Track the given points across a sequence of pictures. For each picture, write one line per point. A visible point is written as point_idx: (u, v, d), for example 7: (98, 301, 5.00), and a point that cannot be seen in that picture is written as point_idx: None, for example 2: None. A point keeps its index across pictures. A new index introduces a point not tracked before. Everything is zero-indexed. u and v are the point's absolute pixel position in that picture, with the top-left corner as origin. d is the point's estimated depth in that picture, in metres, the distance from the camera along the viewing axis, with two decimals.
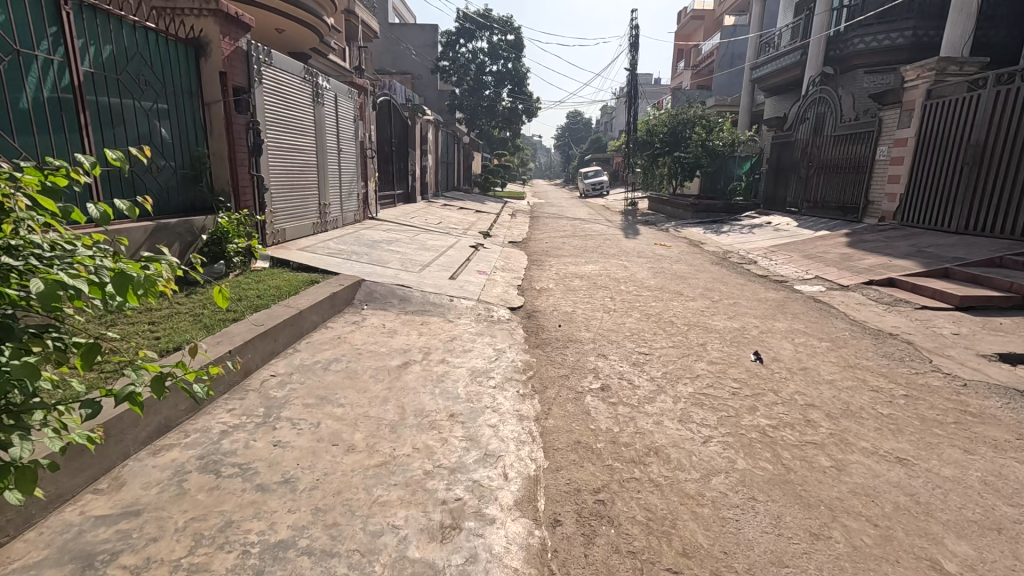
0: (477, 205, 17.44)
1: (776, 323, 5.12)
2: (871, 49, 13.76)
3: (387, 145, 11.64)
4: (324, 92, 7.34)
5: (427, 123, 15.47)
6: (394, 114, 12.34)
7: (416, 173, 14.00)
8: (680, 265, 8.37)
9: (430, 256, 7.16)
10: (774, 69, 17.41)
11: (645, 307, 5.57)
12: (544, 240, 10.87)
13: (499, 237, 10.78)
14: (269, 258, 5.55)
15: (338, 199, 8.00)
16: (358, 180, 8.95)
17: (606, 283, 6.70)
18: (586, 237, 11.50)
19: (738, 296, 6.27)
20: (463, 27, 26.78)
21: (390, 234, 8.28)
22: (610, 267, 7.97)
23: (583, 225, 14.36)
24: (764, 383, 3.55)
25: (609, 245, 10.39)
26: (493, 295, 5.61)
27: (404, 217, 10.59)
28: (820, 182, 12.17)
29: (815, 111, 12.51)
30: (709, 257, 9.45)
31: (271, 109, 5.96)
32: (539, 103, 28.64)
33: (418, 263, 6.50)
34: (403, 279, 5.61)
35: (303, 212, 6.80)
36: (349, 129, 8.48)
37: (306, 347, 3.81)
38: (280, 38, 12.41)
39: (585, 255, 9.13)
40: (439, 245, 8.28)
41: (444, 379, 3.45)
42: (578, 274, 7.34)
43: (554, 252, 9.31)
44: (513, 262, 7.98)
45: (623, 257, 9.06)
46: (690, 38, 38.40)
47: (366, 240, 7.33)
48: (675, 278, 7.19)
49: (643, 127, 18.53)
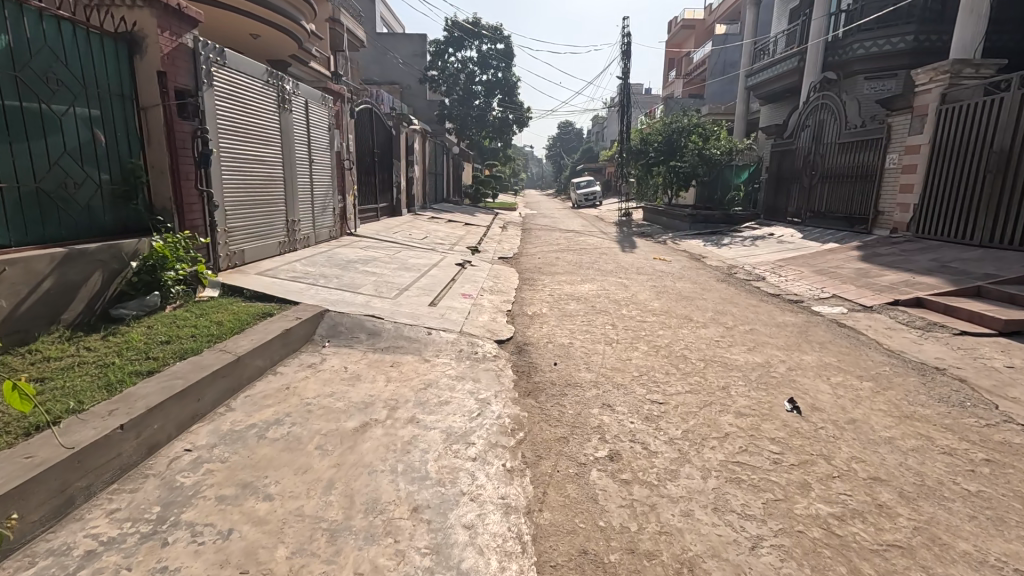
0: (467, 217, 16.78)
1: (804, 355, 4.44)
2: (872, 54, 13.32)
3: (369, 156, 10.97)
4: (291, 97, 6.65)
5: (414, 132, 14.82)
6: (376, 123, 11.68)
7: (401, 184, 13.31)
8: (684, 283, 7.73)
9: (410, 277, 6.49)
10: (770, 76, 17.00)
11: (652, 337, 4.89)
12: (537, 256, 10.21)
13: (489, 252, 10.10)
14: (219, 286, 4.81)
15: (310, 215, 7.32)
16: (335, 193, 8.28)
17: (606, 307, 6.03)
18: (581, 252, 10.83)
19: (753, 320, 5.61)
20: (452, 35, 26.35)
21: (368, 252, 7.58)
22: (609, 287, 7.30)
23: (578, 238, 13.69)
24: (810, 446, 2.86)
25: (606, 260, 9.75)
26: (479, 325, 4.91)
27: (386, 232, 9.88)
28: (824, 191, 11.64)
29: (817, 117, 12.01)
30: (714, 272, 8.82)
31: (225, 115, 5.26)
32: (530, 113, 28.14)
33: (395, 287, 5.82)
34: (376, 307, 4.92)
35: (267, 230, 6.11)
36: (323, 138, 7.79)
37: (243, 403, 3.08)
38: (255, 43, 11.75)
39: (581, 273, 8.46)
40: (423, 264, 7.61)
41: (411, 448, 2.73)
42: (574, 296, 6.65)
43: (547, 269, 8.63)
44: (502, 282, 7.29)
45: (622, 274, 8.39)
46: (680, 47, 38.23)
47: (339, 260, 6.64)
48: (680, 299, 6.53)
49: (638, 136, 18.05)
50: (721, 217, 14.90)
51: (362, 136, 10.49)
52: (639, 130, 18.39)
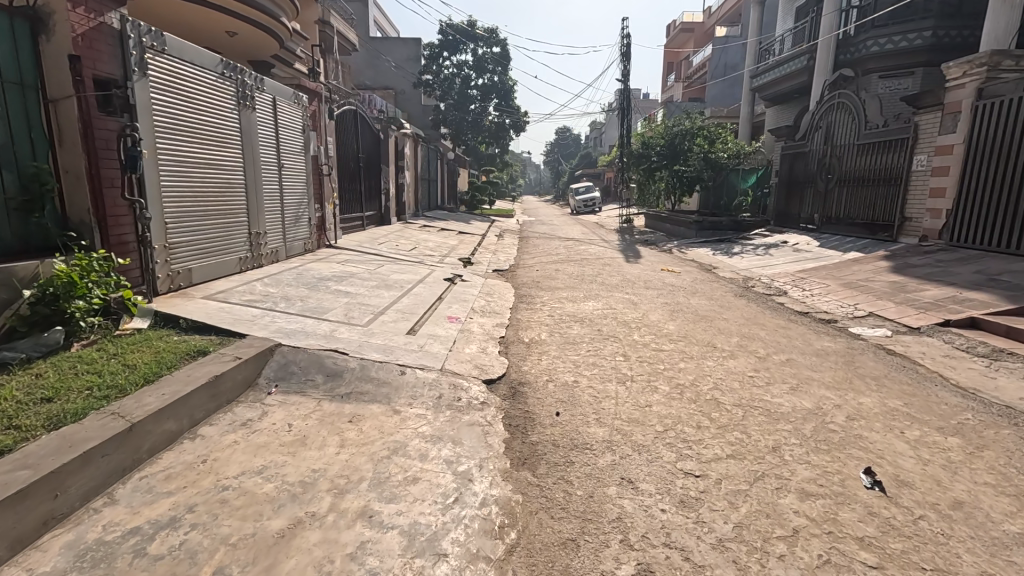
0: (461, 225, 16.00)
1: (862, 397, 3.63)
2: (886, 52, 12.60)
3: (353, 161, 10.19)
4: (254, 93, 5.86)
5: (403, 137, 14.03)
6: (361, 126, 10.90)
7: (390, 191, 12.52)
8: (699, 300, 6.94)
9: (390, 297, 5.69)
10: (776, 76, 16.30)
11: (673, 373, 4.07)
12: (534, 268, 9.40)
13: (482, 265, 9.29)
14: (150, 316, 3.97)
15: (279, 226, 6.52)
16: (310, 202, 7.50)
17: (614, 331, 5.23)
18: (582, 263, 10.03)
19: (787, 347, 4.79)
20: (447, 39, 25.69)
21: (345, 268, 6.76)
22: (616, 305, 6.50)
23: (578, 247, 12.90)
24: (918, 555, 2.04)
25: (610, 272, 8.98)
26: (465, 360, 4.09)
27: (370, 243, 9.07)
28: (842, 196, 10.89)
29: (832, 118, 11.28)
30: (729, 286, 8.02)
31: (165, 111, 4.45)
32: (527, 117, 27.44)
33: (371, 310, 5.02)
34: (343, 338, 4.11)
35: (222, 245, 5.31)
36: (295, 141, 6.99)
37: (131, 493, 2.25)
38: (232, 42, 10.94)
39: (583, 287, 7.66)
40: (407, 279, 6.82)
41: (354, 567, 1.91)
42: (576, 316, 5.85)
43: (546, 284, 7.82)
44: (495, 301, 6.48)
45: (629, 289, 7.59)
46: (679, 50, 37.68)
47: (310, 278, 5.84)
48: (697, 321, 5.73)
49: (639, 140, 17.39)
50: (729, 224, 14.12)
51: (344, 139, 9.71)
52: (640, 134, 17.63)
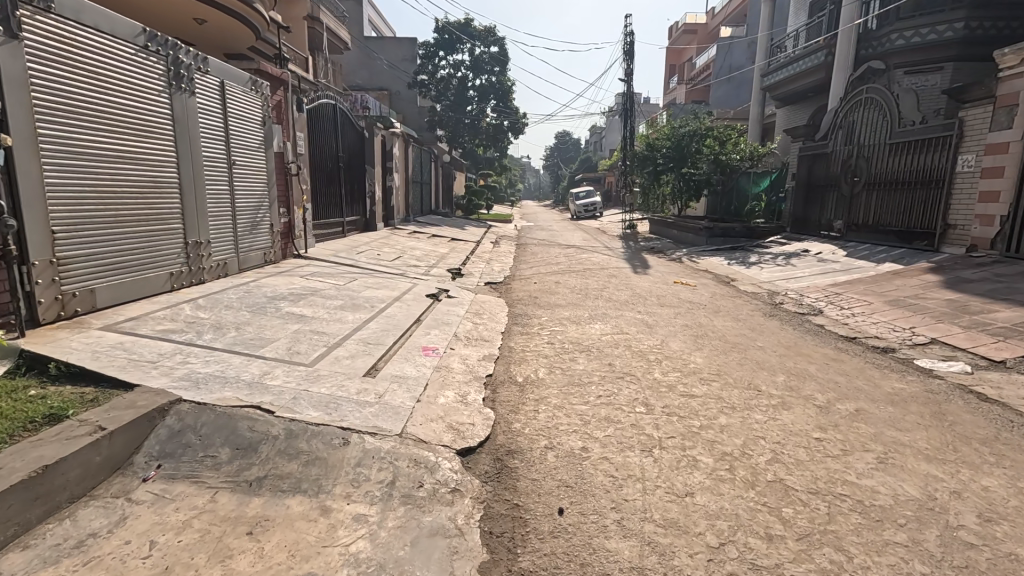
0: (455, 231, 15.04)
1: (984, 477, 2.61)
2: (912, 45, 11.60)
3: (331, 160, 9.23)
4: (193, 74, 4.87)
5: (392, 136, 13.06)
6: (342, 123, 9.94)
7: (375, 195, 11.53)
8: (723, 321, 5.94)
9: (355, 321, 4.67)
10: (789, 74, 15.40)
11: (713, 435, 3.04)
12: (531, 280, 8.39)
13: (473, 277, 8.27)
14: (12, 357, 2.93)
15: (228, 234, 5.51)
16: (271, 205, 6.48)
17: (630, 367, 4.21)
18: (585, 274, 9.04)
19: (851, 391, 3.76)
20: (442, 37, 24.78)
21: (308, 283, 5.74)
22: (626, 328, 5.50)
23: (579, 255, 11.90)
24: None
25: (617, 285, 7.99)
26: (436, 416, 3.07)
27: (347, 252, 8.06)
28: (871, 201, 9.92)
29: (858, 116, 10.33)
30: (754, 303, 7.01)
31: (49, 87, 3.44)
32: (526, 119, 26.52)
33: (324, 341, 3.99)
34: (274, 387, 3.08)
35: (141, 258, 4.29)
36: (251, 134, 6.00)
37: None
38: (201, 31, 9.83)
39: (587, 304, 6.65)
40: (382, 296, 5.81)
41: None
42: (581, 345, 4.83)
43: (544, 301, 6.81)
44: (484, 322, 5.47)
45: (640, 307, 6.58)
46: (682, 52, 36.92)
47: (260, 298, 4.83)
48: (726, 351, 4.71)
49: (644, 142, 16.50)
50: (742, 230, 13.14)
51: (321, 135, 8.75)
52: (644, 135, 16.76)
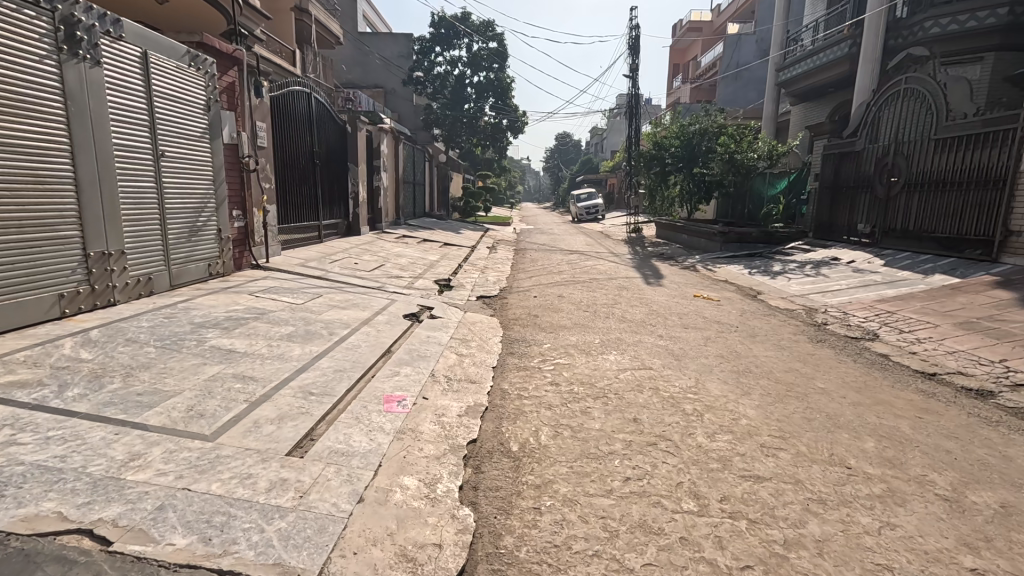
0: (449, 235, 13.99)
1: None
2: (949, 34, 10.54)
3: (304, 157, 8.17)
4: (99, 40, 3.80)
5: (380, 132, 11.97)
6: (319, 115, 8.87)
7: (359, 196, 10.45)
8: (763, 349, 4.88)
9: (302, 358, 3.60)
10: (807, 68, 14.38)
11: (813, 566, 1.96)
12: (531, 294, 7.33)
13: (464, 290, 7.21)
14: None
15: (153, 243, 4.43)
16: (218, 207, 5.41)
17: (661, 425, 3.15)
18: (591, 286, 8.00)
19: (977, 469, 2.68)
20: (438, 33, 23.80)
21: (256, 304, 4.66)
22: (648, 359, 4.43)
23: (582, 262, 10.87)
24: None
25: (629, 300, 6.94)
26: (382, 534, 1.98)
27: (318, 262, 6.99)
28: (910, 204, 8.90)
29: (896, 110, 9.31)
30: (794, 324, 5.95)
31: None
32: (526, 118, 25.45)
33: (246, 395, 2.91)
34: (135, 486, 2.00)
35: (10, 276, 3.20)
36: (190, 120, 4.93)
37: None
38: (162, 13, 8.64)
39: (598, 326, 5.59)
40: (346, 318, 4.74)
41: None
42: (594, 387, 3.76)
43: (546, 321, 5.75)
44: (472, 353, 4.41)
45: (661, 329, 5.51)
46: (687, 51, 35.95)
47: (182, 327, 3.75)
48: (782, 397, 3.64)
49: (650, 140, 15.52)
50: (759, 236, 12.10)
51: (292, 128, 7.71)
52: (651, 133, 15.79)
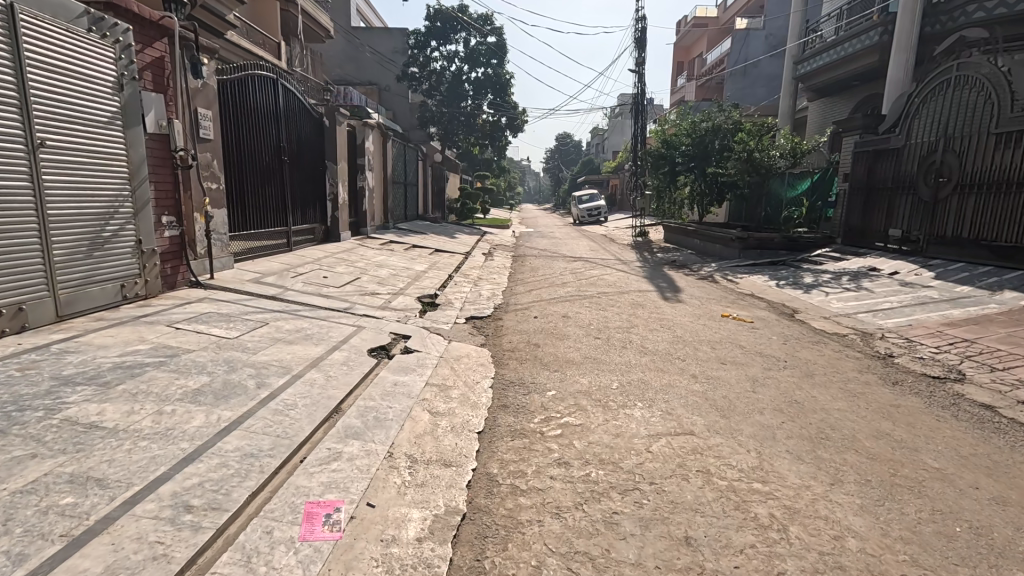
0: (442, 240, 12.89)
1: None
2: (998, 17, 9.45)
3: (269, 153, 7.06)
4: None
5: (366, 128, 10.87)
6: (290, 107, 7.78)
7: (339, 198, 9.32)
8: (831, 397, 3.77)
9: (199, 435, 2.49)
10: (829, 59, 13.27)
11: None
12: (530, 313, 6.24)
13: (451, 309, 6.12)
14: None
15: (26, 260, 3.33)
16: (139, 212, 4.32)
17: (729, 555, 2.05)
18: (601, 302, 6.91)
19: None
20: (434, 26, 22.72)
21: (169, 341, 3.54)
22: (687, 418, 3.32)
23: (588, 271, 9.78)
24: None
25: (648, 323, 5.83)
26: None
27: (277, 276, 5.88)
28: (963, 208, 7.81)
29: (947, 101, 8.22)
30: (854, 357, 4.84)
31: None
32: (525, 116, 24.33)
33: (70, 523, 1.80)
34: None
35: None
36: (90, 100, 3.83)
37: None
38: None
39: (614, 361, 4.50)
40: (289, 359, 3.64)
41: None
42: (621, 473, 2.65)
43: (548, 353, 4.64)
44: (452, 410, 3.30)
45: (694, 365, 4.41)
46: (692, 49, 34.97)
47: (34, 388, 2.65)
48: (892, 491, 2.53)
49: (658, 138, 14.56)
50: (782, 242, 11.01)
51: (251, 118, 6.59)
52: (660, 130, 14.77)
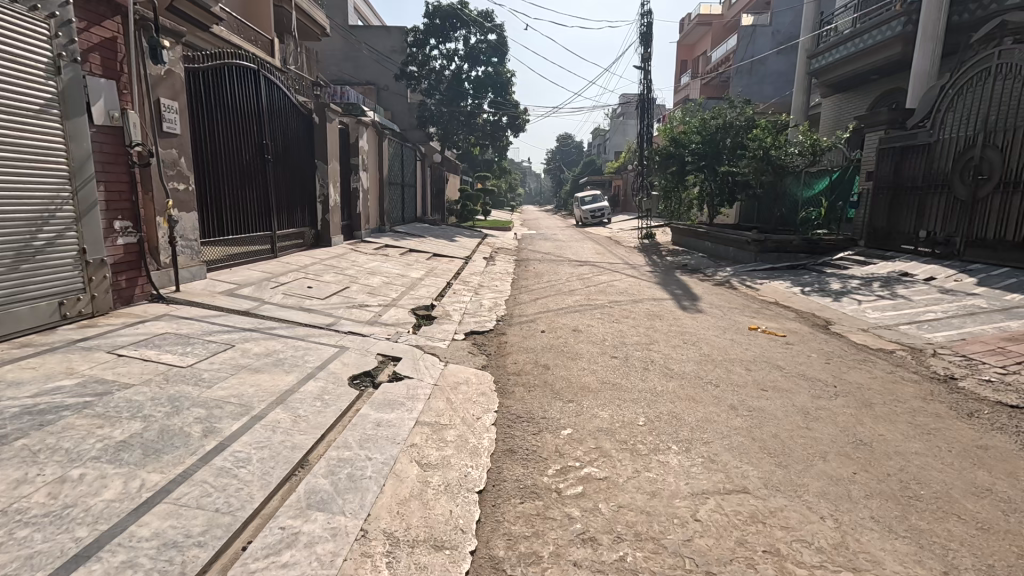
0: (441, 244, 12.28)
1: None
2: None
3: (250, 151, 6.45)
4: None
5: (361, 126, 10.28)
6: (275, 101, 7.18)
7: (330, 200, 8.73)
8: (902, 435, 3.14)
9: (104, 516, 1.86)
10: (846, 52, 12.67)
11: None
12: (536, 327, 5.62)
13: (448, 323, 5.50)
14: None
15: None
16: (83, 216, 3.71)
17: None
18: (614, 313, 6.29)
19: None
20: (433, 24, 22.14)
21: (103, 373, 2.92)
22: (736, 470, 2.69)
23: (596, 277, 9.16)
24: None
25: (669, 338, 5.21)
26: None
27: (254, 288, 5.26)
28: (1007, 207, 7.17)
29: (987, 92, 7.58)
30: (910, 379, 4.21)
31: None
32: (527, 115, 23.74)
33: None
34: None
35: None
36: (17, 84, 3.23)
37: None
38: None
39: (637, 388, 3.87)
40: (251, 393, 3.02)
41: None
42: (666, 558, 2.03)
43: (560, 378, 4.01)
44: (446, 461, 2.68)
45: (731, 394, 3.78)
46: (696, 47, 34.35)
47: None
48: None
49: (666, 136, 13.97)
50: (801, 244, 10.37)
51: (228, 112, 5.97)
52: (668, 127, 14.17)
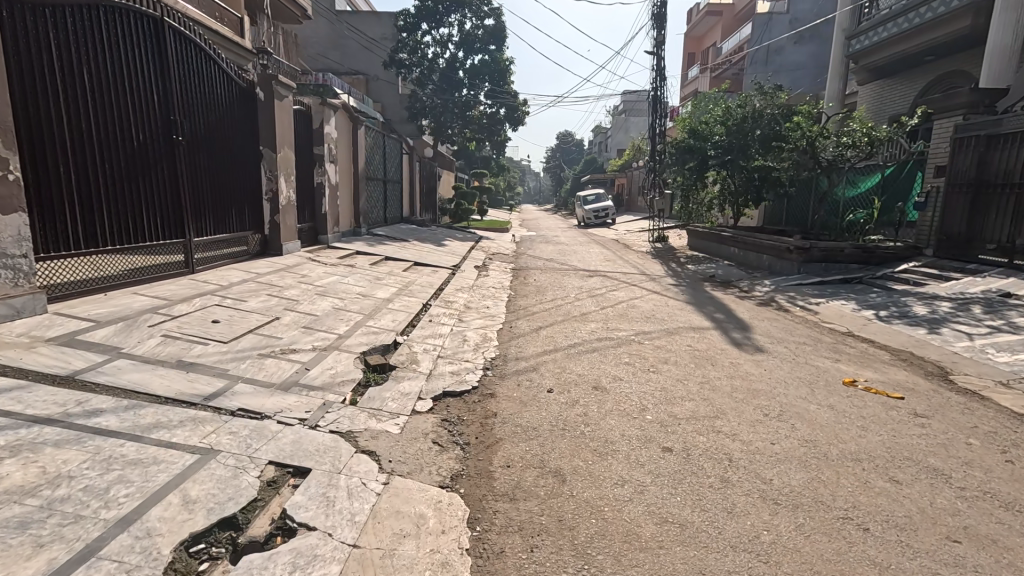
0: (427, 249, 10.52)
1: None
2: None
3: (144, 127, 4.64)
4: None
5: (329, 109, 8.54)
6: (195, 65, 5.39)
7: (281, 195, 6.98)
8: None
9: None
10: (896, 28, 10.94)
11: None
12: (539, 382, 3.85)
13: (411, 379, 3.73)
14: None
15: None
16: None
17: None
18: (647, 356, 4.54)
19: None
20: (425, 7, 20.35)
21: None
22: None
23: (612, 295, 7.42)
24: None
25: (740, 407, 3.47)
26: None
27: (117, 327, 3.50)
28: None
29: None
30: None
31: None
32: (526, 107, 21.97)
33: None
34: None
35: None
36: None
37: None
38: None
39: (727, 543, 2.11)
40: None
41: None
42: None
43: (585, 514, 2.26)
44: None
45: (905, 559, 2.03)
46: (704, 41, 32.64)
47: None
48: None
49: (686, 127, 12.30)
50: (855, 253, 8.64)
51: (98, 71, 4.16)
52: (687, 118, 12.51)
